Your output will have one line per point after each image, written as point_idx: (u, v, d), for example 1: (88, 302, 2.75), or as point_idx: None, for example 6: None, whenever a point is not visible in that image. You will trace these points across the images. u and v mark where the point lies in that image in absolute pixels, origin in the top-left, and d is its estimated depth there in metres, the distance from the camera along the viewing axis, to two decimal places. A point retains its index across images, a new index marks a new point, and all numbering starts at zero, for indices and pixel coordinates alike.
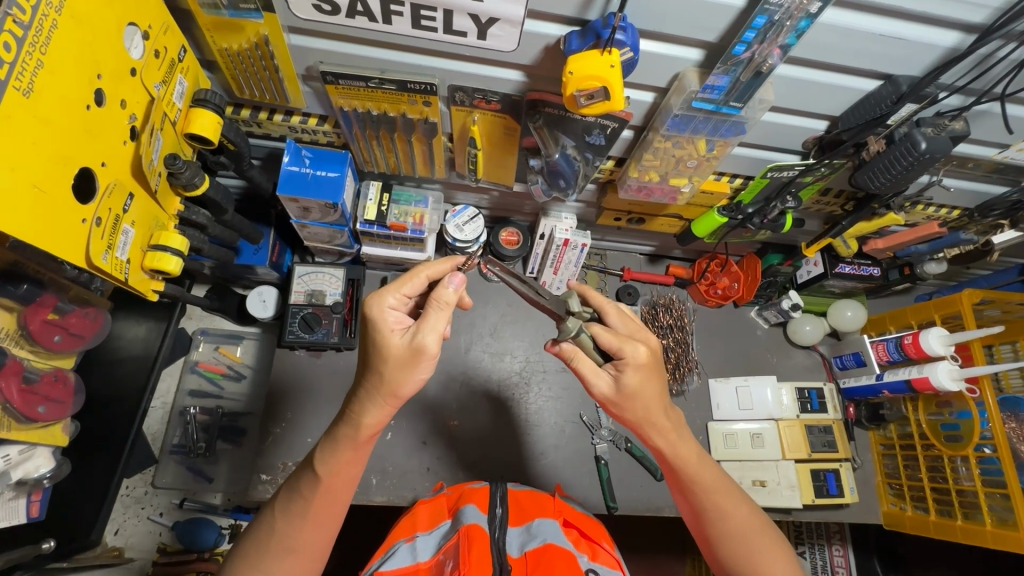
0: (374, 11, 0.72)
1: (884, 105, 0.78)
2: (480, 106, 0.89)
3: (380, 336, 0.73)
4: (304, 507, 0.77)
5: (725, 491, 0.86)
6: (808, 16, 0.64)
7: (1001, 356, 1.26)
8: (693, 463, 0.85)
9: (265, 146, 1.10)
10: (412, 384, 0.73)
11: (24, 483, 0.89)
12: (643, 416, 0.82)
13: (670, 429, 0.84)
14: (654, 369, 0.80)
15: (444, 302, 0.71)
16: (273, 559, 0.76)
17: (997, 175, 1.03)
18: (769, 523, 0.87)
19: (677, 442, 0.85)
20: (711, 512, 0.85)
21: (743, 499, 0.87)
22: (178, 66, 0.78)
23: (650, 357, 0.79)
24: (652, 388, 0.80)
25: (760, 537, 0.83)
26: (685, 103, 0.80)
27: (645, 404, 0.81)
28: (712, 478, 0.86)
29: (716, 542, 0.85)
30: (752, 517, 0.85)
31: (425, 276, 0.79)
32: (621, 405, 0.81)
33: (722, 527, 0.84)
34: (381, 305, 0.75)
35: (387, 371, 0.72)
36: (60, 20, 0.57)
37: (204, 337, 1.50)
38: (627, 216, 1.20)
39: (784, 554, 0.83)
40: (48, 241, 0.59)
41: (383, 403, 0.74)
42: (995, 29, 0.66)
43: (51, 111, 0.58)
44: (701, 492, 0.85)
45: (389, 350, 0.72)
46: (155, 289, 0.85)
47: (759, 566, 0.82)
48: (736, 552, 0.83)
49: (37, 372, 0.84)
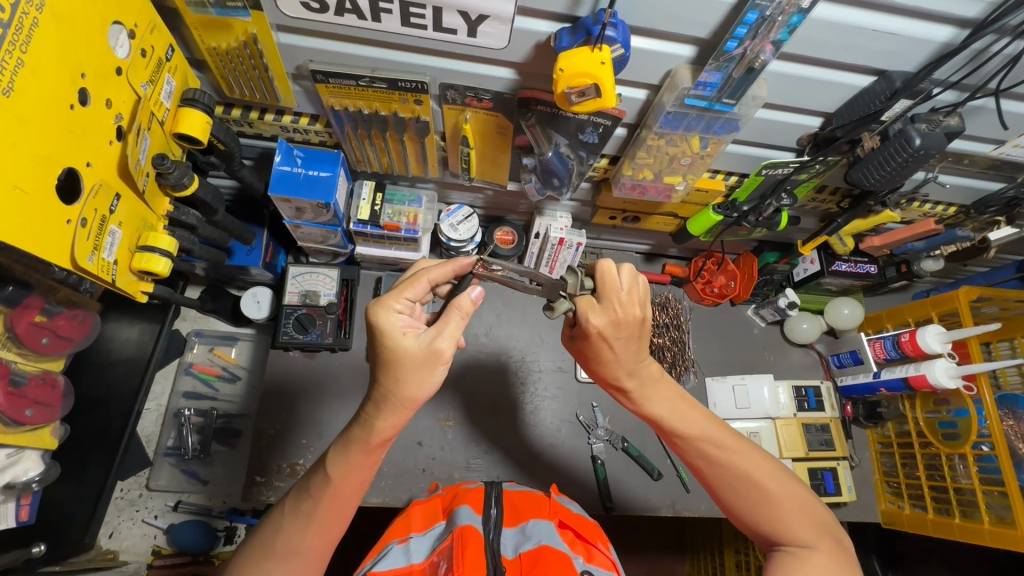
0: (363, 9, 0.71)
1: (878, 101, 0.77)
2: (472, 105, 0.89)
3: (393, 341, 0.71)
4: (309, 512, 0.75)
5: (726, 443, 0.83)
6: (800, 11, 0.64)
7: (998, 353, 1.26)
8: (684, 415, 0.85)
9: (257, 146, 1.09)
10: (427, 388, 0.73)
11: (13, 488, 0.88)
12: (609, 371, 0.85)
13: (636, 380, 0.85)
14: (613, 338, 0.80)
15: (463, 309, 0.72)
16: (275, 560, 0.74)
17: (993, 171, 1.02)
18: (785, 473, 0.82)
19: (652, 398, 0.86)
20: (712, 467, 0.83)
21: (743, 448, 0.83)
22: (166, 65, 0.78)
23: (606, 327, 0.79)
24: (606, 353, 0.82)
25: (771, 488, 0.79)
26: (678, 100, 0.79)
27: (605, 365, 0.84)
28: (708, 430, 0.84)
29: (725, 496, 0.83)
30: (760, 468, 0.81)
31: (428, 280, 0.77)
32: (587, 359, 0.87)
33: (727, 482, 0.82)
34: (387, 311, 0.73)
35: (405, 376, 0.71)
36: (41, 18, 0.56)
37: (199, 338, 1.50)
38: (622, 215, 1.20)
39: (803, 505, 0.79)
40: (32, 243, 0.59)
41: (398, 407, 0.73)
42: (988, 24, 0.65)
43: (33, 111, 0.57)
44: (693, 447, 0.84)
45: (406, 355, 0.70)
46: (144, 290, 0.84)
47: (774, 516, 0.78)
48: (748, 506, 0.80)
49: (24, 374, 0.83)
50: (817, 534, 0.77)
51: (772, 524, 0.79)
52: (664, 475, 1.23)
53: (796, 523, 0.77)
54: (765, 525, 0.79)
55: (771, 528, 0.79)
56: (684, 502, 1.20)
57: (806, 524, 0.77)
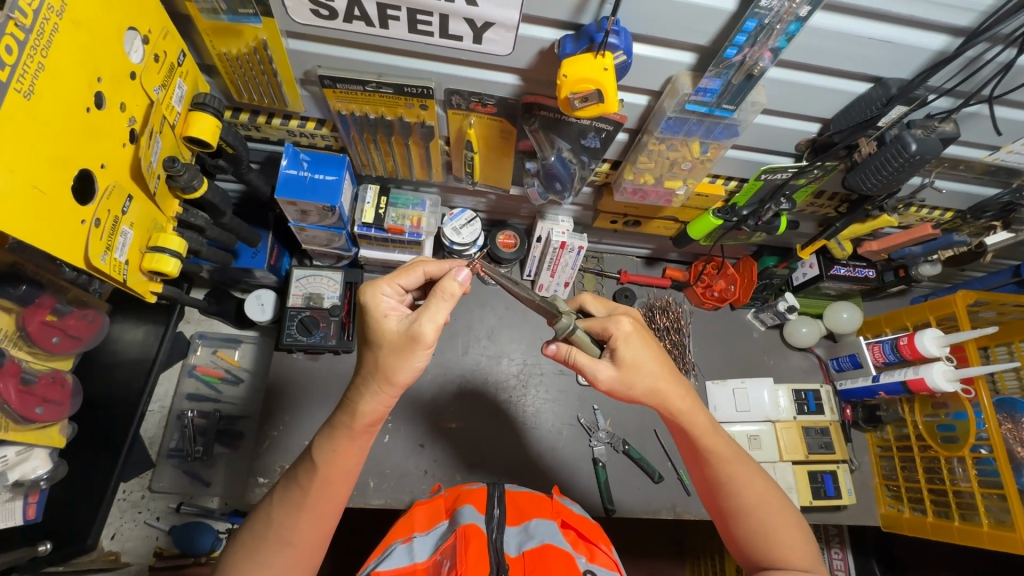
0: (371, 16, 0.73)
1: (874, 107, 0.79)
2: (476, 110, 0.90)
3: (375, 321, 0.74)
4: (314, 509, 0.76)
5: (742, 464, 0.84)
6: (798, 19, 0.65)
7: (996, 357, 1.28)
8: (710, 433, 0.85)
9: (264, 150, 1.11)
10: (408, 372, 0.73)
11: (21, 484, 0.90)
12: (653, 388, 0.82)
13: (686, 397, 0.84)
14: (645, 337, 0.83)
15: (449, 293, 0.70)
16: (273, 548, 0.75)
17: (988, 177, 1.04)
18: (790, 505, 0.84)
19: (690, 415, 0.84)
20: (729, 487, 0.83)
21: (761, 474, 0.84)
22: (177, 70, 0.79)
23: (636, 323, 0.84)
24: (648, 354, 0.82)
25: (777, 514, 0.81)
26: (678, 106, 0.81)
27: (653, 373, 0.82)
28: (728, 447, 0.85)
29: (734, 518, 0.82)
30: (770, 496, 0.82)
31: (422, 271, 0.82)
32: (628, 383, 0.82)
33: (740, 503, 0.82)
34: (375, 293, 0.77)
35: (385, 356, 0.72)
36: (61, 24, 0.58)
37: (203, 341, 1.51)
38: (623, 219, 1.21)
39: (806, 538, 0.80)
40: (48, 242, 0.60)
41: (378, 389, 0.74)
42: (981, 32, 0.67)
43: (52, 113, 0.59)
44: (717, 464, 0.84)
45: (386, 334, 0.73)
46: (153, 291, 0.86)
47: (779, 543, 0.79)
48: (752, 528, 0.81)
49: (35, 373, 0.85)
50: (816, 567, 0.78)
51: (776, 550, 0.79)
52: (665, 478, 1.23)
53: (797, 553, 0.78)
54: (767, 551, 0.79)
55: (773, 555, 0.79)
56: (684, 506, 1.21)
57: (807, 556, 0.78)
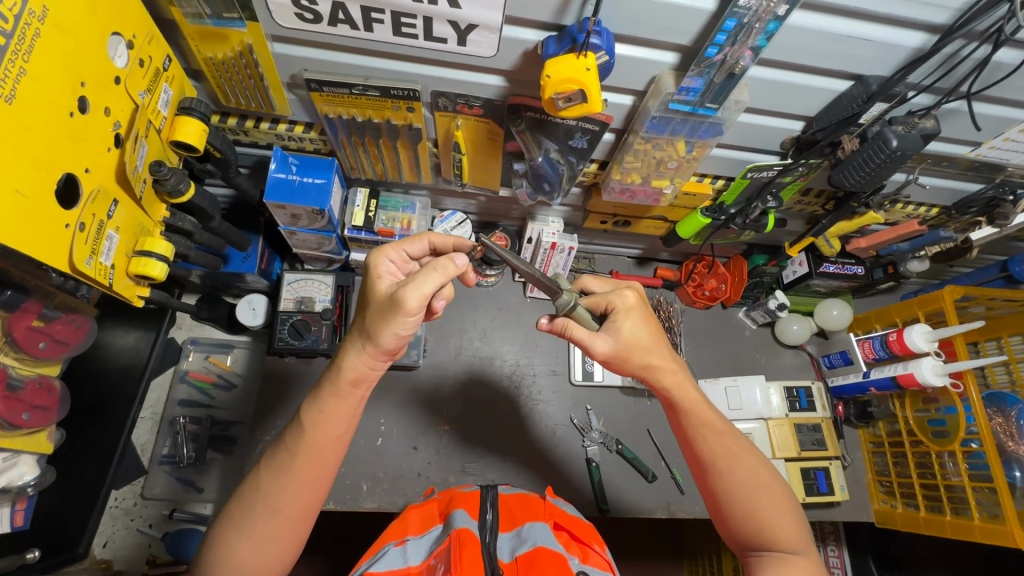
0: (355, 19, 0.74)
1: (855, 104, 0.81)
2: (463, 112, 0.91)
3: (370, 282, 0.77)
4: (302, 513, 0.76)
5: (733, 443, 0.83)
6: (776, 18, 0.66)
7: (985, 351, 1.29)
8: (699, 408, 0.85)
9: (253, 154, 1.11)
10: (390, 336, 0.73)
11: (9, 491, 0.89)
12: (647, 363, 0.84)
13: (677, 371, 0.85)
14: (647, 313, 0.85)
15: (442, 267, 0.72)
16: (263, 546, 0.74)
17: (972, 172, 1.05)
18: (781, 480, 0.83)
19: (681, 388, 0.85)
20: (720, 467, 0.82)
21: (753, 452, 0.84)
22: (163, 74, 0.80)
23: (637, 297, 0.85)
24: (643, 331, 0.84)
25: (767, 494, 0.81)
26: (662, 105, 0.82)
27: (648, 348, 0.83)
28: (717, 424, 0.84)
29: (725, 499, 0.82)
30: (759, 475, 0.82)
31: (427, 240, 0.86)
32: (624, 357, 0.83)
33: (730, 482, 0.82)
34: (379, 256, 0.80)
35: (371, 315, 0.74)
36: (43, 29, 0.58)
37: (194, 347, 1.50)
38: (613, 219, 1.22)
39: (795, 518, 0.80)
40: (32, 246, 0.60)
41: (362, 348, 0.75)
42: (956, 29, 0.68)
43: (34, 118, 0.59)
44: (707, 443, 0.83)
45: (377, 294, 0.76)
46: (141, 295, 0.86)
47: (769, 524, 0.79)
48: (744, 509, 0.80)
49: (22, 379, 0.84)
50: (804, 544, 0.79)
51: (765, 530, 0.79)
52: (659, 477, 1.23)
53: (786, 533, 0.79)
54: (757, 532, 0.80)
55: (762, 534, 0.79)
56: (678, 504, 1.21)
57: (796, 535, 0.79)
